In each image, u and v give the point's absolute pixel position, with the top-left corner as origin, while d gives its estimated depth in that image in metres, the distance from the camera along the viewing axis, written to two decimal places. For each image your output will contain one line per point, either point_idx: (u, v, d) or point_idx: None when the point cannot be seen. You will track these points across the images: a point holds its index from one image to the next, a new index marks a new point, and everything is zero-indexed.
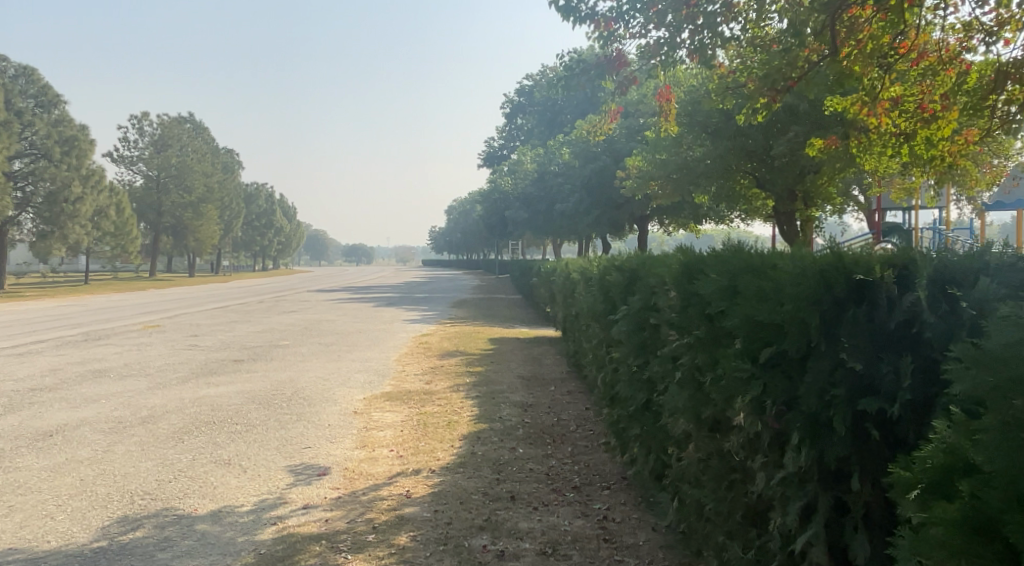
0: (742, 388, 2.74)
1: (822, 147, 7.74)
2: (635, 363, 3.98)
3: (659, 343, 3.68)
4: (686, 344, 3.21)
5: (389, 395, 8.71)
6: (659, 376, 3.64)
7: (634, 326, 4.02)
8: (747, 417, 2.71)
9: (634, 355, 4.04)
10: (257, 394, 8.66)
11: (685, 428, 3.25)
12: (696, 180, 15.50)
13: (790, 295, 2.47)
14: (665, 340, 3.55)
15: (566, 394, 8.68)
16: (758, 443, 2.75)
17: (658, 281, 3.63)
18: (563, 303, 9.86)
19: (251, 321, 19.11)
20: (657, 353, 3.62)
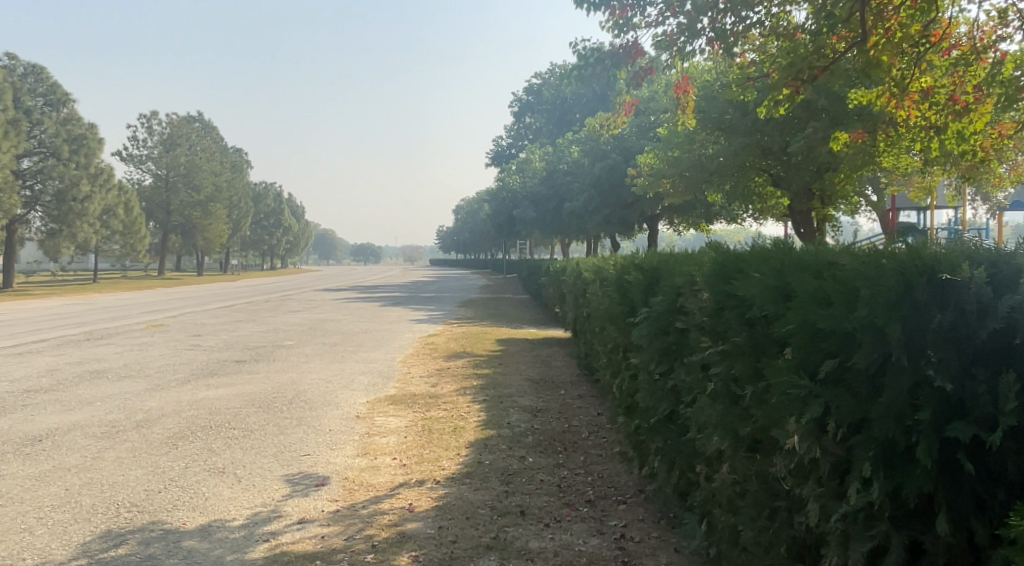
0: (794, 406, 2.42)
1: (848, 141, 7.39)
2: (658, 370, 3.65)
3: (686, 349, 3.36)
4: (722, 352, 2.89)
5: (393, 398, 8.40)
6: (686, 386, 3.32)
7: (656, 330, 3.69)
8: (801, 439, 2.39)
9: (655, 361, 3.71)
10: (257, 397, 8.36)
11: (718, 447, 2.93)
12: (710, 178, 15.13)
13: (864, 299, 2.16)
14: (694, 346, 3.22)
15: (577, 398, 8.34)
16: (811, 468, 2.44)
17: (687, 281, 3.30)
18: (575, 304, 9.53)
19: (255, 320, 18.85)
20: (685, 361, 3.30)
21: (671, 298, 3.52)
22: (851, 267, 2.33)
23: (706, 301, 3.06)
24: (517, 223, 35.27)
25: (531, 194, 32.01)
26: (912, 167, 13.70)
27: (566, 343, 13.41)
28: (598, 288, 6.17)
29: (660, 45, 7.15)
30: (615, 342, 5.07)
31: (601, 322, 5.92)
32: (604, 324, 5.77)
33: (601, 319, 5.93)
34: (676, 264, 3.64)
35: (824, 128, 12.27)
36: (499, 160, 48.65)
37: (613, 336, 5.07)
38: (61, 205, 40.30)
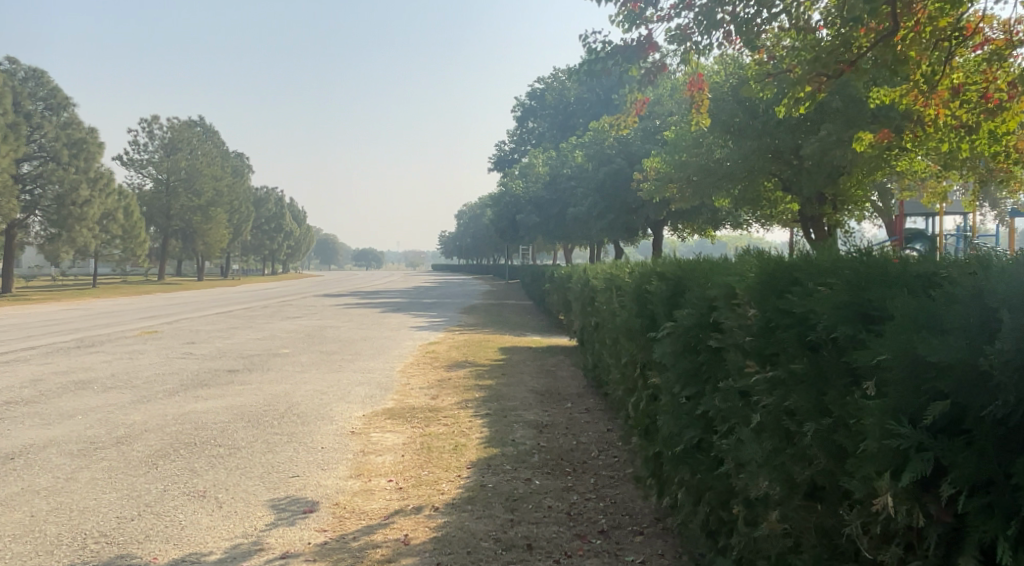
0: (888, 457, 1.99)
1: (876, 142, 6.95)
2: (687, 392, 3.24)
3: (724, 372, 2.94)
4: (781, 382, 2.47)
5: (391, 411, 7.98)
6: (724, 416, 2.90)
7: (683, 347, 3.31)
8: (896, 498, 1.98)
9: (680, 382, 3.32)
10: (247, 411, 7.94)
11: (770, 491, 2.52)
12: (718, 183, 14.74)
13: (1007, 331, 1.72)
14: (738, 371, 2.81)
15: (584, 412, 7.91)
16: (901, 531, 2.04)
17: (724, 293, 2.92)
18: (582, 312, 9.11)
19: (252, 327, 18.44)
20: (725, 386, 2.88)
21: (702, 312, 3.14)
22: (947, 284, 1.97)
23: (752, 316, 2.68)
24: (520, 228, 34.86)
25: (534, 199, 31.62)
26: (926, 171, 13.31)
27: (571, 352, 12.98)
28: (609, 297, 5.80)
29: (672, 40, 6.74)
30: (629, 357, 4.68)
31: (613, 333, 5.55)
32: (616, 337, 5.39)
33: (613, 330, 5.56)
34: (709, 274, 3.26)
35: (839, 130, 11.84)
36: (501, 165, 48.26)
37: (627, 351, 4.68)
38: (60, 210, 39.94)
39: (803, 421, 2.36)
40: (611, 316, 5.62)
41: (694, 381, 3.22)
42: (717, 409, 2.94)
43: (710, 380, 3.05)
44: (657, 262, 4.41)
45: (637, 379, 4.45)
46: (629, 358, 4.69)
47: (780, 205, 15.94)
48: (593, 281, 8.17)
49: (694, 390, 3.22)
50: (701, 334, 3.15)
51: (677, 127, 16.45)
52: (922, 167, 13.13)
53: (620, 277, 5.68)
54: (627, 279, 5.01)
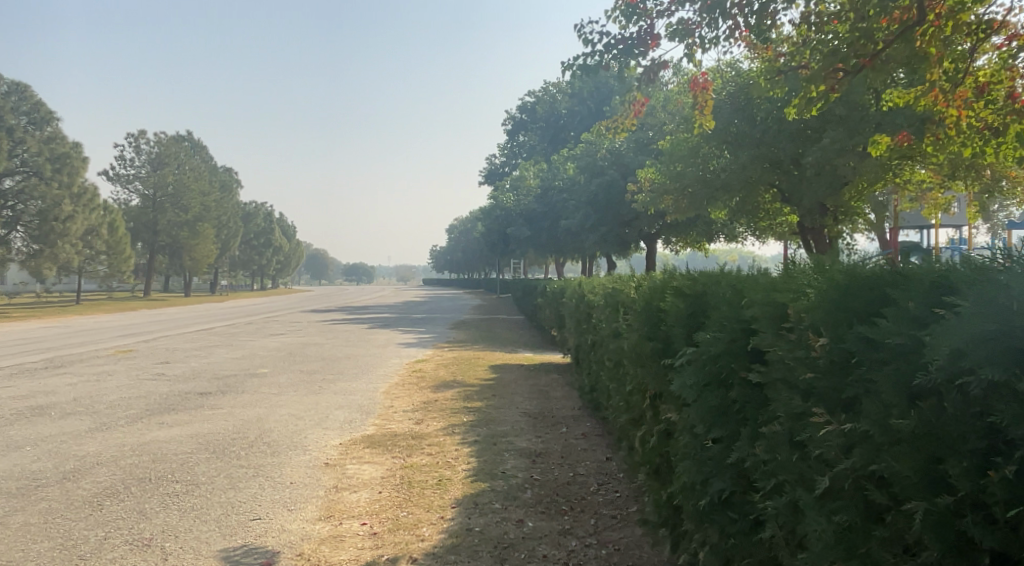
0: None
1: (896, 146, 6.37)
2: (716, 435, 2.75)
3: (772, 414, 2.47)
4: (870, 441, 2.01)
5: (371, 438, 7.34)
6: (774, 469, 2.43)
7: (708, 379, 2.83)
8: None
9: (705, 421, 2.83)
10: (214, 440, 7.29)
11: None
12: (715, 195, 14.29)
13: None
14: (795, 416, 2.35)
15: (581, 438, 7.31)
16: None
17: (771, 314, 2.49)
18: (577, 329, 8.55)
19: (233, 345, 17.73)
20: (776, 433, 2.41)
21: (734, 337, 2.70)
22: None
23: (822, 345, 2.21)
24: (511, 242, 34.31)
25: (525, 212, 31.10)
26: (929, 181, 12.91)
27: (564, 370, 12.35)
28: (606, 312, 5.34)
29: (675, 36, 6.17)
30: (631, 382, 4.19)
31: (612, 351, 5.06)
32: (616, 355, 4.91)
33: (612, 349, 5.07)
34: (743, 291, 2.79)
35: (843, 137, 11.34)
36: (492, 179, 47.69)
37: (629, 375, 4.19)
38: (42, 225, 39.11)
39: (902, 492, 1.91)
40: (609, 334, 5.15)
41: (724, 420, 2.74)
42: (764, 458, 2.48)
43: (751, 419, 2.58)
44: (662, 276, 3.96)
45: (642, 408, 3.95)
46: (629, 382, 4.21)
47: (779, 215, 15.42)
48: (589, 296, 7.65)
49: (726, 432, 2.74)
50: (736, 361, 2.69)
51: (671, 137, 15.95)
52: (923, 176, 12.69)
53: (618, 290, 5.22)
54: (630, 294, 4.52)
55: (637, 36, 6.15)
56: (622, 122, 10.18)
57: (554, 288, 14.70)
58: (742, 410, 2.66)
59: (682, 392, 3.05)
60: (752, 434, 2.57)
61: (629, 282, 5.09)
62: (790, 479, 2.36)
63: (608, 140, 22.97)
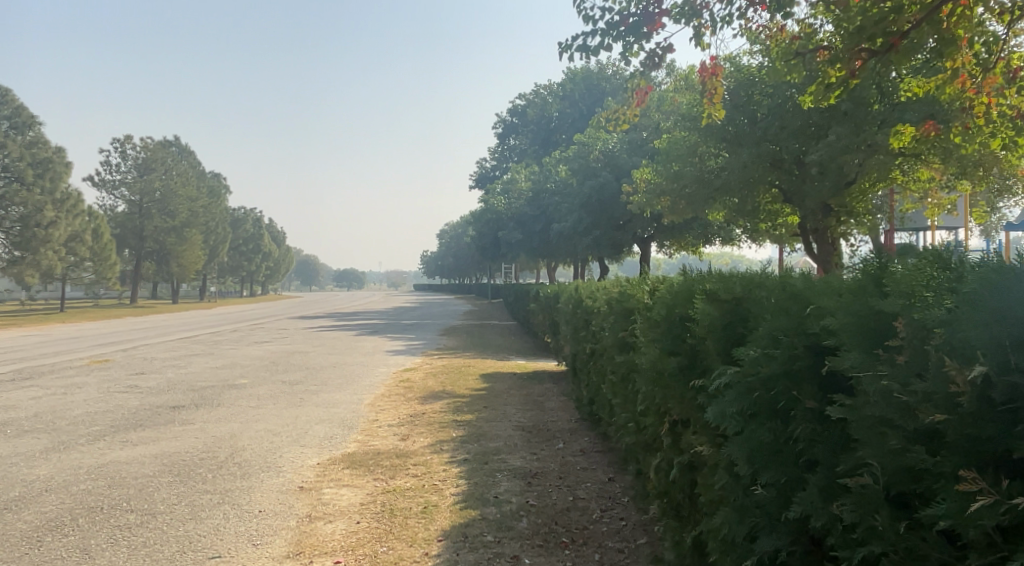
0: None
1: (919, 136, 5.86)
2: (771, 479, 2.27)
3: (858, 460, 2.00)
4: None
5: (351, 458, 6.74)
6: (863, 534, 1.95)
7: (760, 410, 2.35)
8: None
9: (753, 461, 2.34)
10: (179, 461, 6.68)
11: None
12: (714, 195, 13.81)
13: None
14: (897, 465, 1.87)
15: (579, 455, 6.75)
16: None
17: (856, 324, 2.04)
18: (574, 336, 8.00)
19: (214, 353, 17.06)
20: (868, 484, 1.93)
21: (795, 354, 2.24)
22: None
23: (973, 377, 1.66)
24: (502, 246, 33.74)
25: (517, 216, 30.58)
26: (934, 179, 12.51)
27: (559, 379, 11.76)
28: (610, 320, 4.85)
29: (681, 16, 5.62)
30: (641, 402, 3.69)
31: (616, 361, 4.57)
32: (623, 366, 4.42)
33: (617, 360, 4.58)
34: (803, 298, 2.33)
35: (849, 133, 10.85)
36: (482, 182, 47.00)
37: (639, 392, 3.70)
38: (24, 231, 38.27)
39: None
40: (614, 344, 4.65)
41: (779, 464, 2.26)
42: (843, 516, 2.00)
43: (824, 466, 2.10)
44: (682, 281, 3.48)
45: (657, 433, 3.47)
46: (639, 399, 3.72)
47: (780, 215, 14.89)
48: (587, 301, 7.13)
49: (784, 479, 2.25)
50: (804, 391, 2.21)
51: (667, 136, 15.42)
52: (928, 174, 12.19)
53: (623, 292, 4.74)
54: (641, 299, 4.01)
55: (640, 15, 5.61)
56: (620, 116, 9.66)
57: (548, 294, 14.15)
58: (809, 453, 2.18)
59: (721, 422, 2.57)
60: (828, 487, 2.08)
61: (635, 286, 4.59)
62: (886, 551, 1.88)
63: (601, 141, 22.46)
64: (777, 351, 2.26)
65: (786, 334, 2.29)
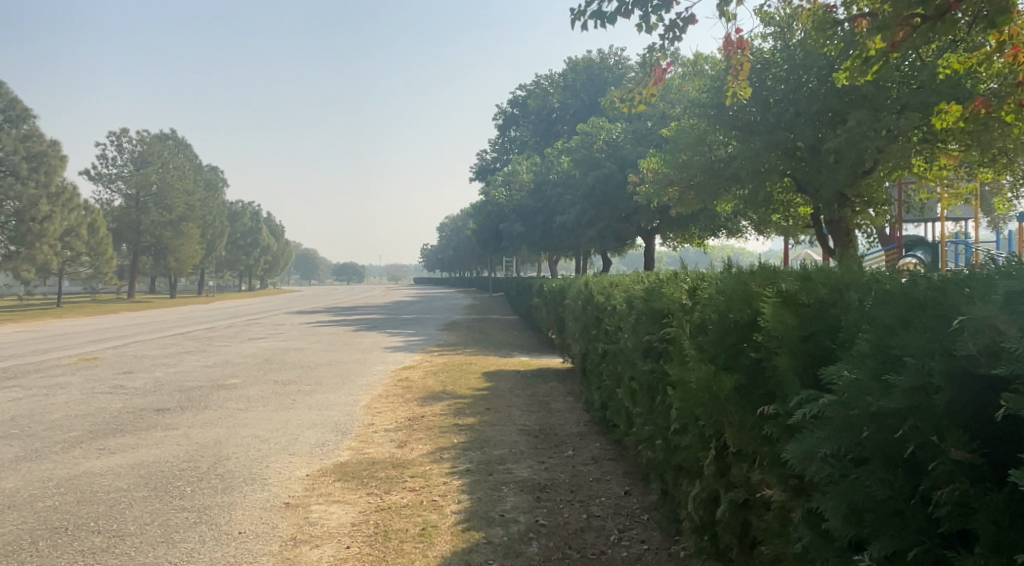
0: None
1: (971, 116, 5.37)
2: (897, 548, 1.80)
3: None
4: None
5: (344, 468, 6.22)
6: None
7: (877, 454, 1.87)
8: None
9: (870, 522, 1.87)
10: (157, 473, 6.16)
11: None
12: (725, 185, 13.29)
13: None
14: None
15: (590, 464, 6.24)
16: None
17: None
18: (583, 335, 7.49)
19: (206, 351, 16.52)
20: None
21: (929, 384, 1.75)
22: None
23: None
24: (503, 239, 33.24)
25: (518, 208, 30.12)
26: (951, 167, 12.10)
27: (565, 378, 11.27)
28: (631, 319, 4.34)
29: None
30: (680, 420, 3.23)
31: (640, 366, 4.06)
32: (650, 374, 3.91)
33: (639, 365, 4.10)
34: (932, 311, 1.83)
35: (869, 118, 10.27)
36: (483, 175, 46.40)
37: (676, 409, 3.22)
38: (19, 226, 37.64)
39: None
40: (639, 347, 4.15)
41: (900, 528, 1.82)
42: None
43: (987, 544, 1.63)
44: (735, 283, 2.95)
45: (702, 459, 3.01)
46: (675, 416, 3.25)
47: (792, 203, 14.34)
48: (599, 297, 6.61)
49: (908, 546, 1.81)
50: (949, 439, 1.71)
51: (675, 124, 14.90)
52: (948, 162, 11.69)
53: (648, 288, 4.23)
54: (677, 299, 3.51)
55: None
56: (635, 96, 9.11)
57: (553, 287, 13.65)
58: (955, 520, 1.71)
59: (811, 465, 2.09)
60: None
61: (663, 282, 4.07)
62: None
63: (605, 131, 21.92)
64: (901, 380, 1.75)
65: (914, 358, 1.77)
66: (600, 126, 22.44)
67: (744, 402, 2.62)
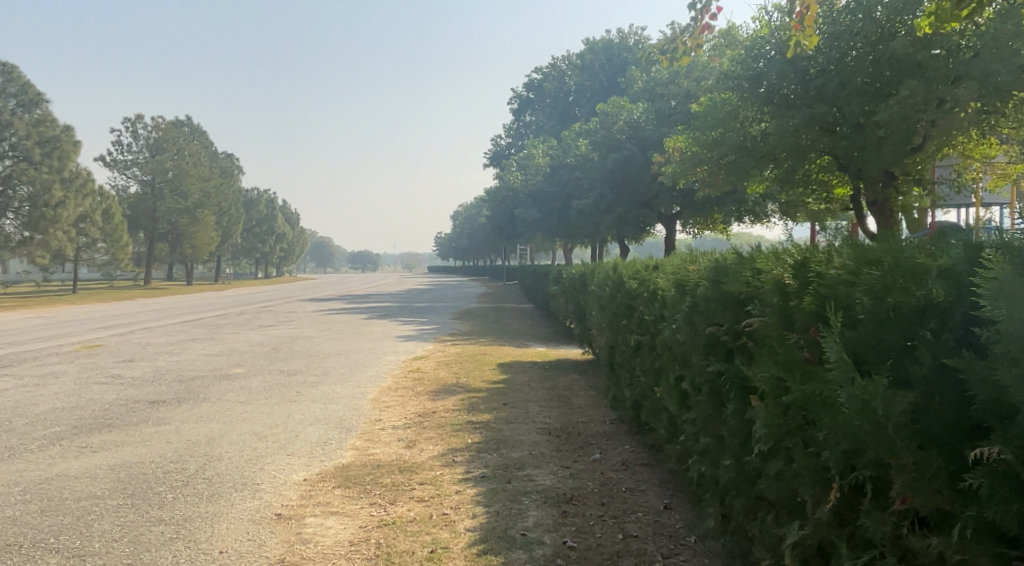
0: None
1: None
2: None
3: None
4: None
5: (345, 471, 5.55)
6: None
7: None
8: None
9: None
10: (137, 476, 5.53)
11: None
12: (758, 164, 12.48)
13: None
14: None
15: (621, 470, 5.55)
16: None
17: None
18: (611, 323, 6.77)
19: (213, 339, 15.94)
20: None
21: None
22: None
23: None
24: (519, 225, 32.49)
25: (534, 193, 29.44)
26: (996, 149, 11.81)
27: (586, 369, 10.60)
28: (686, 303, 3.67)
29: None
30: (776, 445, 2.59)
31: (698, 359, 3.41)
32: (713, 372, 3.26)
33: (695, 360, 3.45)
34: None
35: (924, 87, 9.49)
36: (497, 160, 45.58)
37: (771, 427, 2.59)
38: (32, 212, 37.25)
39: None
40: (696, 338, 3.48)
41: None
42: None
43: None
44: (892, 262, 2.35)
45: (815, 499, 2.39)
46: (764, 435, 2.62)
47: (828, 184, 13.44)
48: (633, 283, 5.86)
49: None
50: None
51: (705, 99, 14.11)
52: (993, 146, 11.50)
53: (709, 267, 3.55)
54: (776, 281, 2.83)
55: None
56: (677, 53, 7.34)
57: (573, 274, 12.93)
58: None
59: None
60: None
61: (733, 261, 3.39)
62: None
63: (626, 111, 21.04)
64: None
65: None
66: (620, 106, 21.62)
67: (918, 430, 2.02)
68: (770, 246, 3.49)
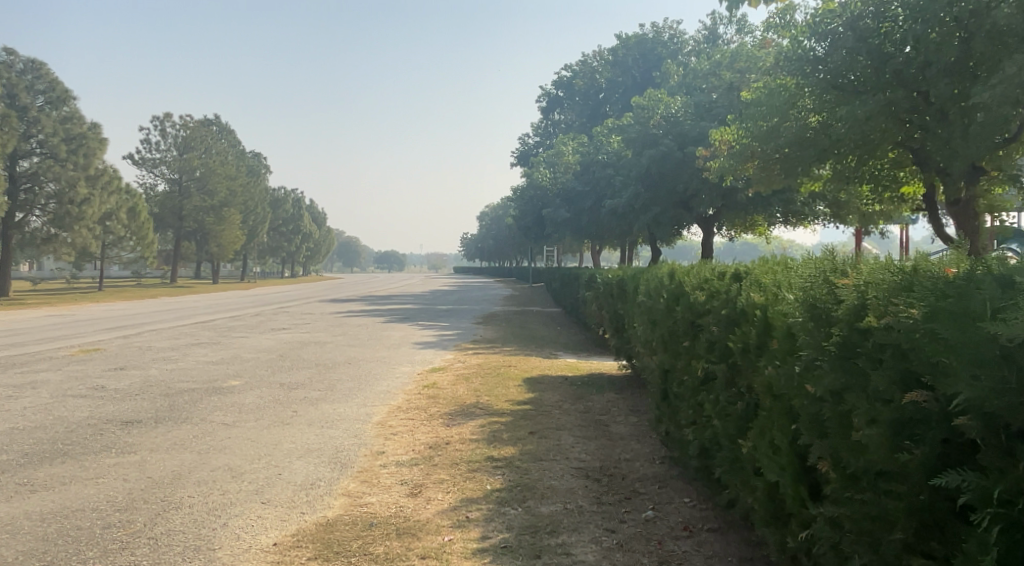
0: None
1: None
2: None
3: None
4: None
5: (326, 535, 4.30)
6: None
7: None
8: None
9: None
10: (63, 535, 4.35)
11: None
12: (818, 158, 11.17)
13: None
14: None
15: (684, 538, 4.27)
16: None
17: None
18: (665, 340, 5.54)
19: (220, 343, 14.89)
20: None
21: None
22: None
23: None
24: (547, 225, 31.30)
25: (564, 192, 28.23)
26: None
27: (623, 388, 9.31)
28: (838, 344, 2.52)
29: None
30: None
31: (872, 442, 2.27)
32: (910, 468, 2.15)
33: (861, 440, 2.35)
34: None
35: None
36: (524, 159, 44.35)
37: None
38: (58, 209, 36.90)
39: None
40: (856, 401, 2.37)
41: None
42: None
43: None
44: None
45: None
46: None
47: (898, 181, 11.96)
48: (699, 294, 4.65)
49: None
50: None
51: (757, 86, 12.82)
52: None
53: (884, 290, 2.38)
54: None
55: None
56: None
57: (609, 279, 11.65)
58: None
59: None
60: None
61: (935, 287, 2.17)
62: None
63: (663, 105, 19.73)
64: None
65: None
66: (658, 99, 20.28)
67: None
68: (975, 264, 2.30)
